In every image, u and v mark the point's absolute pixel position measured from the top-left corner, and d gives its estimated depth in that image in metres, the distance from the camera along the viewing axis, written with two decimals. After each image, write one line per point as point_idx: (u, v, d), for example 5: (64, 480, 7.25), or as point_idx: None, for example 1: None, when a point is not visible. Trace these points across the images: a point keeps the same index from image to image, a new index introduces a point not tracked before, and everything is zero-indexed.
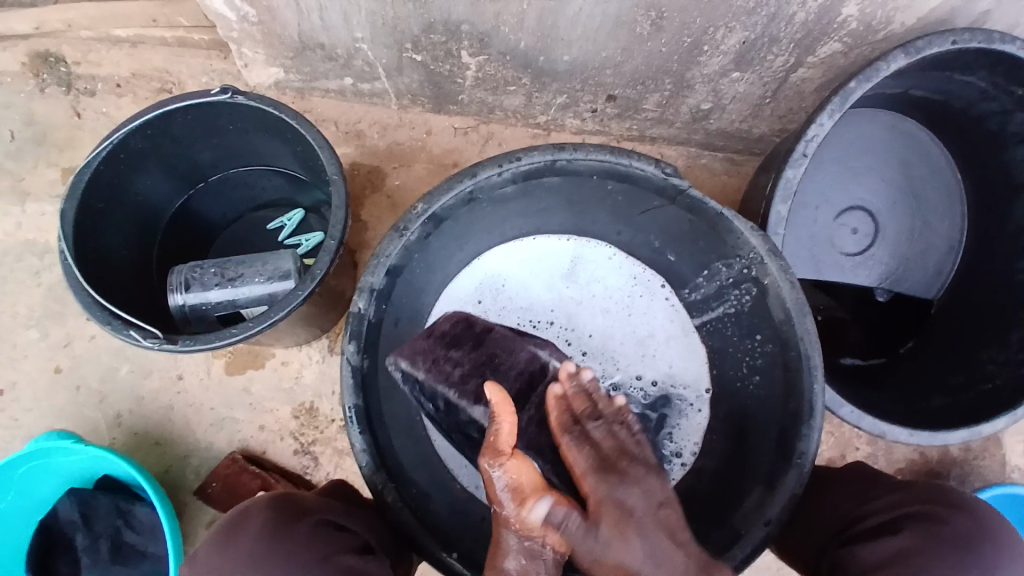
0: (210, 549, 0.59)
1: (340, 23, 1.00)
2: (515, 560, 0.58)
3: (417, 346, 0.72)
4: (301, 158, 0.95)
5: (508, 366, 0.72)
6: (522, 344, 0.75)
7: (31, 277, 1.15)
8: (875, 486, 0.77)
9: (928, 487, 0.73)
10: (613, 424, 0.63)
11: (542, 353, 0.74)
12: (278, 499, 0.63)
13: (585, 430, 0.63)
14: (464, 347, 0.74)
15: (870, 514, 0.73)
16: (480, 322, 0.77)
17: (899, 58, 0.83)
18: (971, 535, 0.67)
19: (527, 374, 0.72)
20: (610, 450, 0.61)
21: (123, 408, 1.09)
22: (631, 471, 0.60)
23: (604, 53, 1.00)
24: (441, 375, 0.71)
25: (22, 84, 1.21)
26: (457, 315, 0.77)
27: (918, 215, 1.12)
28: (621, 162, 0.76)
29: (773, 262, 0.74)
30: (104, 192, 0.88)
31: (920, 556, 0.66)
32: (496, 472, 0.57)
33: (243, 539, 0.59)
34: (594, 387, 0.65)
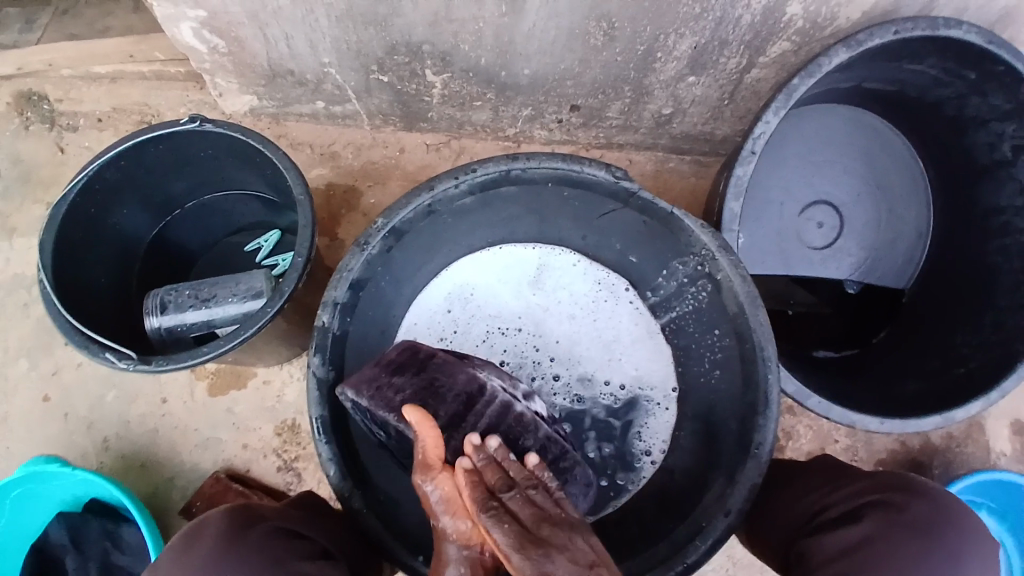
0: (168, 553, 0.59)
1: (307, 49, 1.04)
2: (456, 572, 0.56)
3: (362, 374, 0.72)
4: (271, 181, 0.98)
5: (447, 388, 0.73)
6: (463, 367, 0.76)
7: (19, 310, 1.18)
8: (840, 476, 0.78)
9: (889, 475, 0.74)
10: (528, 491, 0.58)
11: (480, 374, 0.76)
12: (234, 510, 0.63)
13: (502, 501, 0.57)
14: (408, 373, 0.74)
15: (834, 505, 0.74)
16: (424, 351, 0.77)
17: (842, 53, 0.86)
18: (932, 520, 0.67)
19: (465, 396, 0.73)
20: (530, 521, 0.55)
21: (110, 433, 1.11)
22: (553, 540, 0.54)
23: (563, 65, 1.02)
24: (383, 401, 0.70)
25: (7, 124, 1.26)
26: (402, 344, 0.78)
27: (883, 206, 1.14)
28: (573, 168, 0.78)
29: (724, 258, 0.76)
30: (82, 223, 0.91)
31: (884, 542, 0.66)
32: (428, 486, 0.59)
33: (199, 545, 0.59)
34: (502, 457, 0.61)
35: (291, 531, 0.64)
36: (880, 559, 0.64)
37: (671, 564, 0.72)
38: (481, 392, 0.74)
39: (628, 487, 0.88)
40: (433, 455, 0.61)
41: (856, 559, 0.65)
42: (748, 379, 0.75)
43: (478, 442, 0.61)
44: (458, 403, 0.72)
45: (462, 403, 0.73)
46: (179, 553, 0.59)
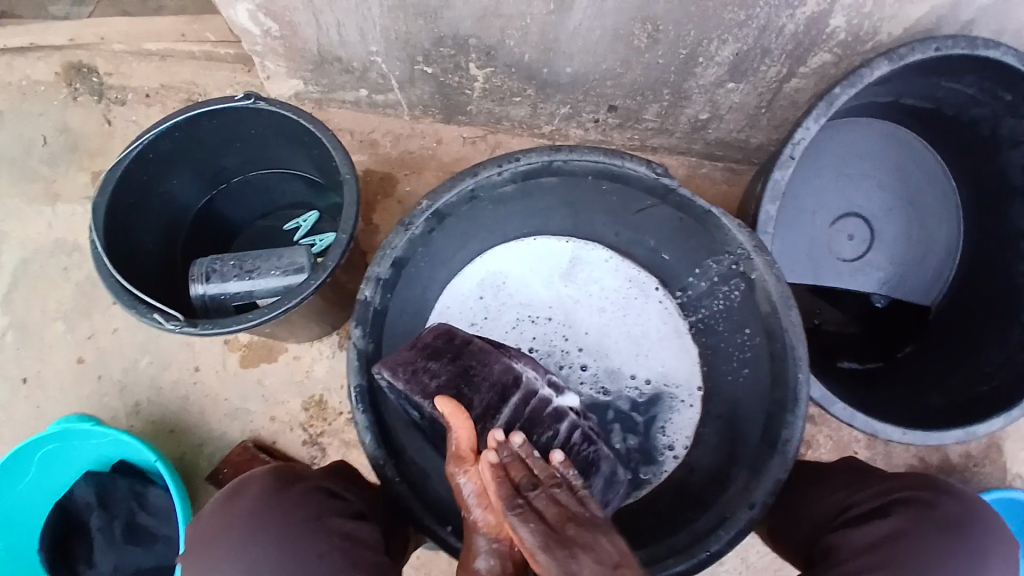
0: (217, 505, 0.67)
1: (356, 38, 1.07)
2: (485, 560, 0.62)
3: (398, 357, 0.74)
4: (317, 162, 1.01)
5: (481, 379, 0.75)
6: (496, 356, 0.78)
7: (60, 274, 1.21)
8: (866, 477, 0.79)
9: (914, 476, 0.76)
10: (551, 490, 0.60)
11: (515, 364, 0.78)
12: (277, 468, 0.71)
13: (527, 500, 0.59)
14: (443, 360, 0.76)
15: (859, 501, 0.75)
16: (459, 336, 0.79)
17: (883, 66, 0.87)
18: (959, 518, 0.69)
19: (499, 387, 0.76)
20: (555, 519, 0.58)
21: (142, 397, 1.14)
22: (579, 539, 0.57)
23: (604, 66, 1.04)
24: (418, 386, 0.72)
25: (56, 94, 1.29)
26: (439, 327, 0.80)
27: (913, 221, 1.15)
28: (615, 162, 0.80)
29: (759, 257, 0.78)
30: (135, 189, 0.94)
31: (912, 539, 0.68)
32: (462, 478, 0.64)
33: (249, 496, 0.67)
34: (526, 453, 0.62)
35: (328, 489, 0.70)
36: (910, 557, 0.67)
37: (694, 552, 0.74)
38: (517, 384, 0.77)
39: (651, 480, 0.90)
40: (466, 447, 0.64)
41: (881, 555, 0.68)
42: (776, 376, 0.77)
43: (502, 437, 0.63)
44: (492, 394, 0.75)
45: (497, 394, 0.75)
46: (224, 503, 0.67)
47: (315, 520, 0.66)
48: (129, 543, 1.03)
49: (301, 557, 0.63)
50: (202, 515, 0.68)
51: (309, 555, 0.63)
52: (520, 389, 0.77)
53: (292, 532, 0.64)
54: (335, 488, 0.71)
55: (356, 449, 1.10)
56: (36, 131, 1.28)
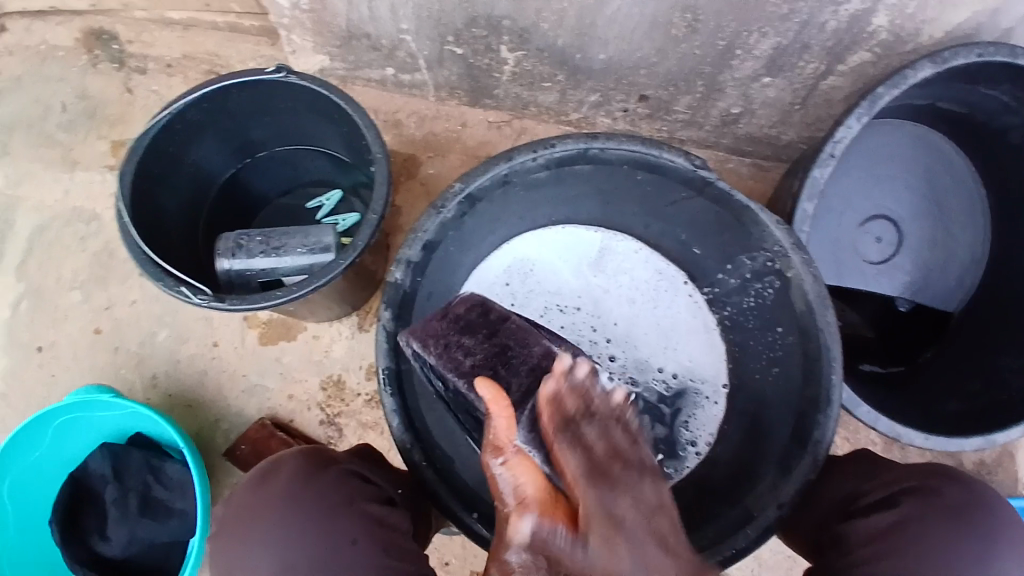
0: (247, 489, 0.67)
1: (388, 15, 1.05)
2: (517, 555, 0.54)
3: (429, 329, 0.73)
4: (346, 139, 0.99)
5: (521, 360, 0.69)
6: (538, 338, 0.72)
7: (77, 243, 1.20)
8: (877, 464, 0.76)
9: (924, 465, 0.72)
10: (608, 423, 0.59)
11: (559, 348, 0.71)
12: (307, 448, 0.71)
13: (578, 430, 0.58)
14: (478, 335, 0.73)
15: (865, 492, 0.72)
16: (495, 312, 0.75)
17: (927, 67, 0.86)
18: (965, 506, 0.66)
19: (538, 370, 0.69)
20: (603, 454, 0.57)
21: (159, 370, 1.14)
22: (623, 478, 0.56)
23: (639, 54, 1.03)
24: (450, 363, 0.70)
25: (76, 60, 1.27)
26: (473, 299, 0.77)
27: (939, 226, 1.14)
28: (652, 152, 0.79)
29: (796, 255, 0.76)
30: (162, 159, 0.94)
31: (913, 528, 0.66)
32: (498, 470, 0.59)
33: (278, 484, 0.66)
34: (588, 385, 0.61)
35: (359, 473, 0.70)
36: (911, 548, 0.65)
37: (719, 549, 0.74)
38: (557, 367, 0.69)
39: (673, 475, 0.89)
40: (505, 438, 0.59)
41: (882, 547, 0.66)
42: (809, 375, 0.76)
43: (567, 366, 0.61)
44: (530, 378, 0.68)
45: (536, 378, 0.68)
46: (256, 485, 0.67)
47: (349, 506, 0.65)
48: (144, 516, 1.02)
49: (336, 544, 0.63)
50: (234, 496, 0.67)
51: (343, 540, 0.63)
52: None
53: (327, 521, 0.64)
54: (366, 473, 0.71)
55: (372, 430, 1.10)
56: (55, 97, 1.26)
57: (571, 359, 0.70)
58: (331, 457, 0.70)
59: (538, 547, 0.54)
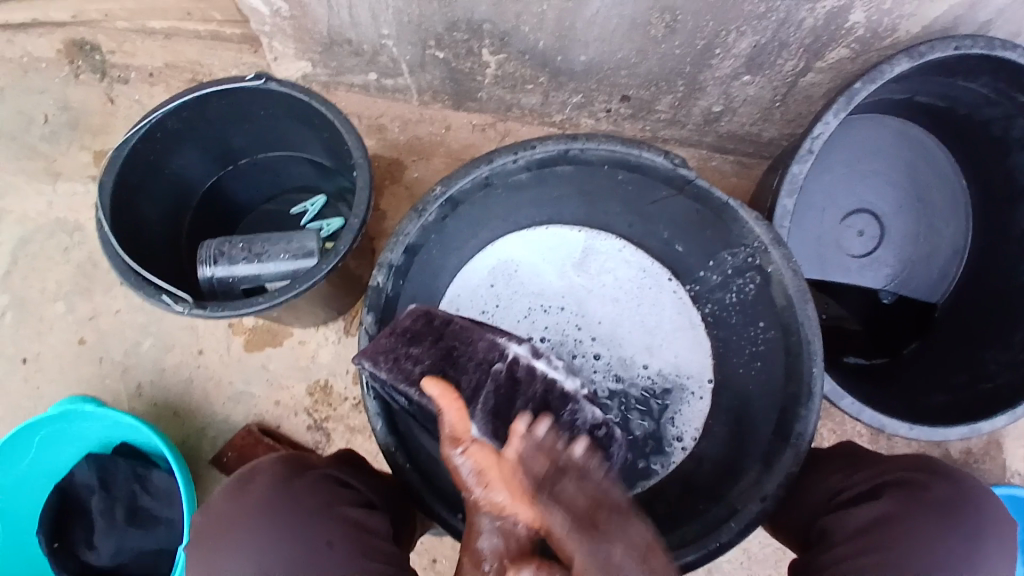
0: (225, 495, 0.67)
1: (368, 20, 1.05)
2: (489, 541, 0.59)
3: (378, 345, 0.72)
4: (328, 144, 0.99)
5: (467, 358, 0.74)
6: (479, 333, 0.77)
7: (60, 253, 1.19)
8: (861, 457, 0.76)
9: (908, 457, 0.73)
10: (576, 478, 0.63)
11: (499, 340, 0.78)
12: (285, 456, 0.72)
13: (552, 491, 0.61)
14: (424, 342, 0.74)
15: (852, 484, 0.73)
16: (438, 317, 0.77)
17: (903, 62, 0.86)
18: (952, 498, 0.67)
19: (485, 364, 0.75)
20: (586, 507, 0.61)
21: (144, 378, 1.13)
22: (610, 527, 0.59)
23: (619, 55, 1.03)
24: (401, 374, 0.70)
25: (58, 71, 1.27)
26: (416, 310, 0.77)
27: (923, 220, 1.14)
28: (632, 152, 0.79)
29: (776, 251, 0.77)
30: (142, 168, 0.93)
31: (902, 521, 0.66)
32: (459, 458, 0.62)
33: (254, 488, 0.66)
34: (550, 442, 0.66)
35: (338, 478, 0.71)
36: (900, 540, 0.65)
37: (704, 542, 0.74)
38: (502, 359, 0.76)
39: (658, 470, 0.90)
40: (460, 429, 0.63)
41: (871, 539, 0.66)
42: (791, 370, 0.76)
43: (526, 427, 0.66)
44: (479, 373, 0.74)
45: (483, 371, 0.74)
46: (234, 491, 0.67)
47: (323, 510, 0.65)
48: (131, 525, 1.01)
49: (311, 547, 0.62)
50: (211, 502, 0.68)
51: (317, 543, 0.63)
52: (506, 361, 0.76)
53: (300, 524, 0.63)
54: (345, 477, 0.71)
55: (361, 434, 1.10)
56: (37, 108, 1.26)
57: (512, 350, 0.78)
58: (306, 463, 0.70)
59: (508, 516, 0.60)
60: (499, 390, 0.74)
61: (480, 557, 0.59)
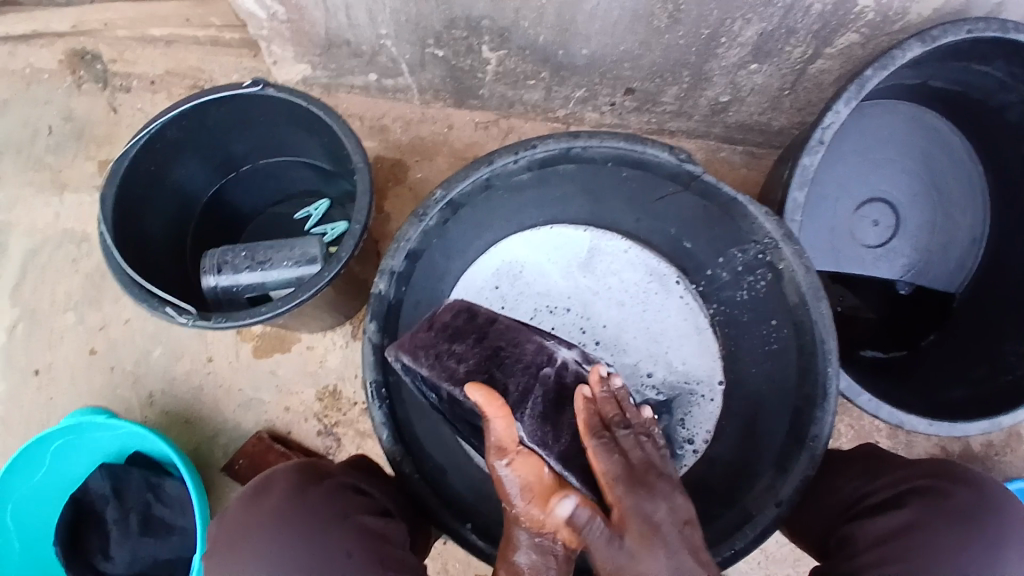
0: (241, 505, 0.67)
1: (366, 21, 1.03)
2: (525, 556, 0.61)
3: (417, 340, 0.73)
4: (328, 149, 0.98)
5: (514, 359, 0.73)
6: (527, 335, 0.76)
7: (69, 264, 1.20)
8: (882, 462, 0.74)
9: (931, 460, 0.70)
10: (640, 434, 0.64)
11: (547, 344, 0.77)
12: (302, 463, 0.71)
13: (615, 436, 0.64)
14: (468, 340, 0.74)
15: (874, 491, 0.70)
16: (480, 315, 0.77)
17: (915, 46, 0.83)
18: (974, 507, 0.64)
19: (533, 367, 0.73)
20: (638, 462, 0.62)
21: (156, 388, 1.14)
22: (658, 487, 0.60)
23: (622, 47, 1.00)
24: (444, 372, 0.70)
25: (60, 82, 1.27)
26: (457, 305, 0.78)
27: (939, 208, 1.11)
28: (635, 148, 0.76)
29: (788, 247, 0.75)
30: (143, 179, 0.93)
31: (923, 531, 0.64)
32: (503, 470, 0.63)
33: (270, 498, 0.66)
34: (603, 418, 0.65)
35: (354, 486, 0.70)
36: (922, 551, 0.63)
37: (719, 550, 0.73)
38: (550, 362, 0.74)
39: (669, 474, 0.88)
40: (506, 438, 0.64)
41: (893, 550, 0.64)
42: (805, 370, 0.74)
43: (605, 371, 0.69)
44: (526, 376, 0.72)
45: (530, 375, 0.72)
46: (249, 501, 0.66)
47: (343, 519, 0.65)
48: (145, 535, 1.02)
49: (330, 557, 0.62)
50: (226, 514, 0.67)
51: (337, 553, 0.62)
52: (554, 365, 0.74)
53: (319, 535, 0.63)
54: (360, 484, 0.70)
55: (371, 438, 1.09)
56: (41, 119, 1.26)
57: (561, 354, 0.77)
58: (322, 471, 0.69)
59: (546, 533, 0.61)
60: (548, 394, 0.72)
61: (515, 569, 0.61)
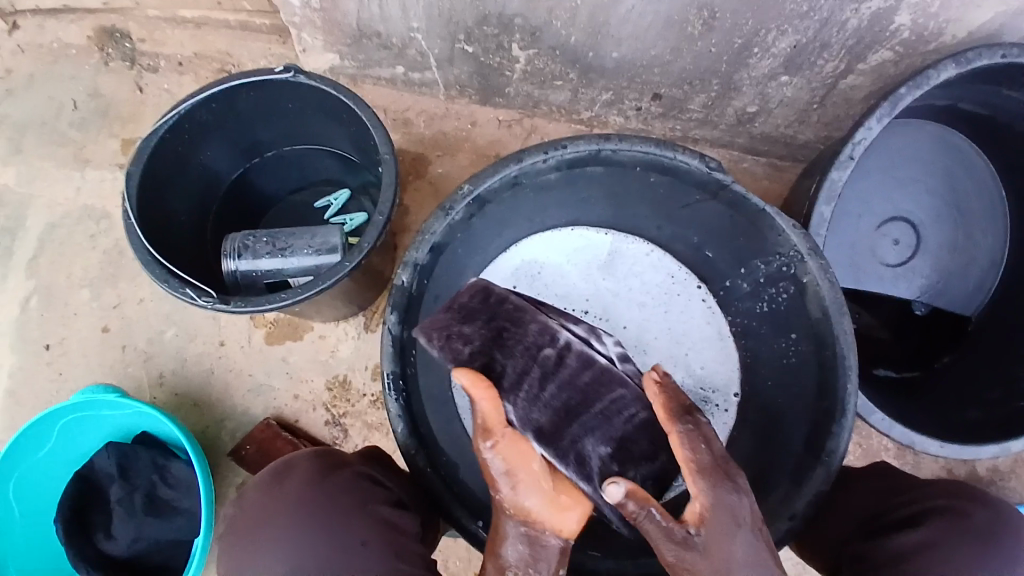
0: (259, 489, 0.66)
1: (398, 13, 1.03)
2: (513, 548, 0.63)
3: (434, 321, 0.72)
4: (354, 139, 0.98)
5: (516, 340, 0.74)
6: (533, 316, 0.77)
7: (87, 240, 1.20)
8: (898, 481, 0.74)
9: (948, 483, 0.71)
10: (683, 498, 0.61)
11: (553, 324, 0.77)
12: (319, 451, 0.71)
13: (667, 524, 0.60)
14: (477, 322, 0.74)
15: (889, 509, 0.70)
16: (494, 295, 0.77)
17: (950, 67, 0.83)
18: (991, 529, 0.64)
19: (534, 349, 0.75)
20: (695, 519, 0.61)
21: (166, 368, 1.14)
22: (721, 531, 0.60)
23: (653, 52, 1.00)
24: (452, 353, 0.71)
25: (88, 59, 1.27)
26: (475, 285, 0.78)
27: (961, 230, 1.10)
28: (666, 154, 0.76)
29: (813, 261, 0.74)
30: (169, 160, 0.93)
31: (941, 550, 0.63)
32: (489, 455, 0.65)
33: (289, 484, 0.66)
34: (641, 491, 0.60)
35: (371, 476, 0.69)
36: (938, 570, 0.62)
37: None
38: (553, 343, 0.76)
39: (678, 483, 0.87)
40: (492, 421, 0.65)
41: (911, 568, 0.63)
42: (824, 384, 0.74)
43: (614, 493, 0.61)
44: (525, 358, 0.74)
45: (530, 357, 0.74)
46: (269, 485, 0.66)
47: (359, 508, 0.65)
48: (149, 515, 1.02)
49: (344, 546, 0.62)
50: (246, 497, 0.67)
51: (351, 542, 0.62)
52: (556, 347, 0.76)
53: (336, 524, 0.63)
54: (378, 475, 0.70)
55: (378, 431, 1.09)
56: (68, 95, 1.26)
57: (564, 335, 0.77)
58: (341, 460, 0.69)
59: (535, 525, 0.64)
60: (546, 377, 0.74)
61: (502, 563, 0.63)
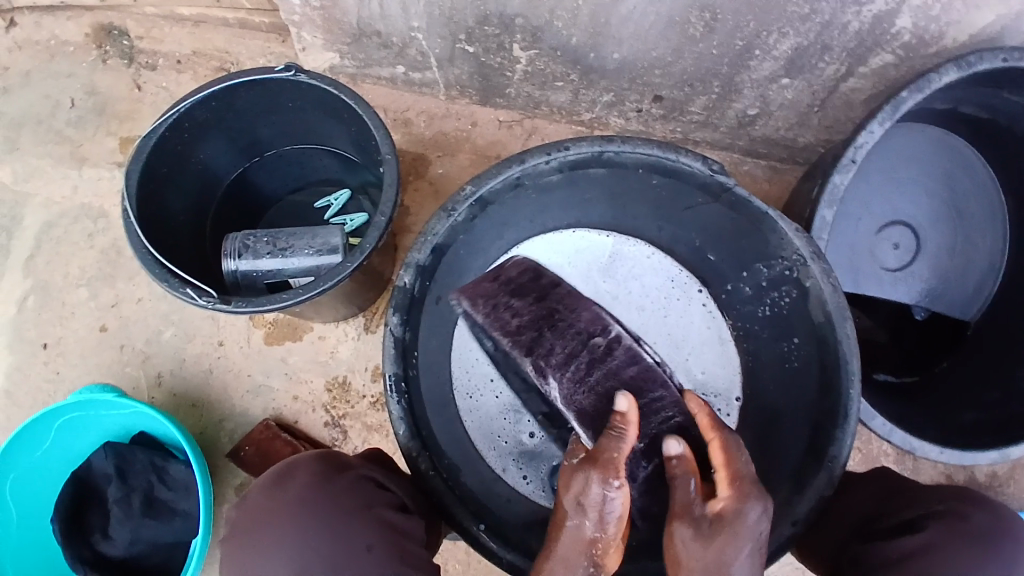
0: (261, 490, 0.66)
1: (399, 12, 1.03)
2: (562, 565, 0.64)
3: (481, 289, 0.80)
4: (355, 139, 0.98)
5: (568, 324, 0.78)
6: (587, 304, 0.79)
7: (85, 239, 1.19)
8: (899, 485, 0.74)
9: (950, 488, 0.71)
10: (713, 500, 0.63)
11: (606, 315, 0.78)
12: (322, 453, 0.70)
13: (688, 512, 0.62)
14: (527, 298, 0.80)
15: (889, 513, 0.71)
16: (547, 277, 0.82)
17: (951, 71, 0.83)
18: (991, 532, 0.64)
19: (584, 335, 0.77)
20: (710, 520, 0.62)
21: (164, 369, 1.13)
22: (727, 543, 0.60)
23: (654, 53, 1.00)
24: (497, 322, 0.78)
25: (86, 56, 1.26)
26: (526, 264, 0.83)
27: (959, 234, 1.11)
28: (669, 156, 0.76)
29: (816, 265, 0.74)
30: (168, 158, 0.93)
31: (941, 551, 0.63)
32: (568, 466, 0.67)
33: (292, 486, 0.65)
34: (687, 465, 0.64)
35: (374, 479, 0.69)
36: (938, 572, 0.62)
37: None
38: (603, 333, 0.77)
39: None
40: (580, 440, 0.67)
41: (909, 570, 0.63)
42: (827, 387, 0.74)
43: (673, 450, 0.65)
44: (575, 342, 0.76)
45: (578, 342, 0.76)
46: (271, 487, 0.66)
47: (363, 511, 0.64)
48: (147, 517, 1.01)
49: (350, 548, 0.62)
50: (248, 498, 0.67)
51: (357, 545, 0.62)
52: (606, 337, 0.77)
53: (341, 526, 0.62)
54: (380, 477, 0.70)
55: (378, 433, 1.09)
56: (64, 92, 1.25)
57: (617, 328, 0.77)
58: (343, 462, 0.69)
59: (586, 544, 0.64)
60: (593, 363, 0.75)
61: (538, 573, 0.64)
